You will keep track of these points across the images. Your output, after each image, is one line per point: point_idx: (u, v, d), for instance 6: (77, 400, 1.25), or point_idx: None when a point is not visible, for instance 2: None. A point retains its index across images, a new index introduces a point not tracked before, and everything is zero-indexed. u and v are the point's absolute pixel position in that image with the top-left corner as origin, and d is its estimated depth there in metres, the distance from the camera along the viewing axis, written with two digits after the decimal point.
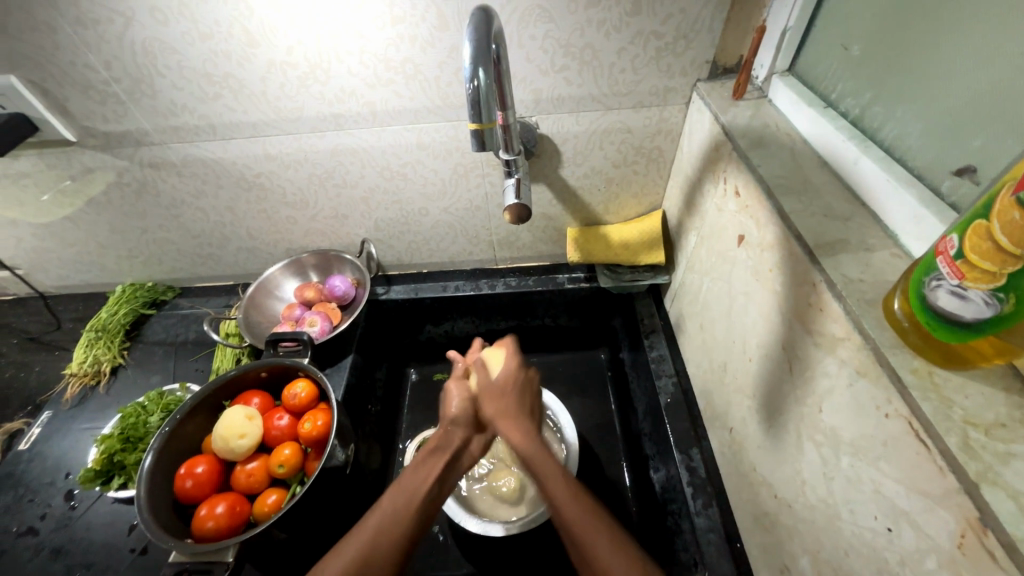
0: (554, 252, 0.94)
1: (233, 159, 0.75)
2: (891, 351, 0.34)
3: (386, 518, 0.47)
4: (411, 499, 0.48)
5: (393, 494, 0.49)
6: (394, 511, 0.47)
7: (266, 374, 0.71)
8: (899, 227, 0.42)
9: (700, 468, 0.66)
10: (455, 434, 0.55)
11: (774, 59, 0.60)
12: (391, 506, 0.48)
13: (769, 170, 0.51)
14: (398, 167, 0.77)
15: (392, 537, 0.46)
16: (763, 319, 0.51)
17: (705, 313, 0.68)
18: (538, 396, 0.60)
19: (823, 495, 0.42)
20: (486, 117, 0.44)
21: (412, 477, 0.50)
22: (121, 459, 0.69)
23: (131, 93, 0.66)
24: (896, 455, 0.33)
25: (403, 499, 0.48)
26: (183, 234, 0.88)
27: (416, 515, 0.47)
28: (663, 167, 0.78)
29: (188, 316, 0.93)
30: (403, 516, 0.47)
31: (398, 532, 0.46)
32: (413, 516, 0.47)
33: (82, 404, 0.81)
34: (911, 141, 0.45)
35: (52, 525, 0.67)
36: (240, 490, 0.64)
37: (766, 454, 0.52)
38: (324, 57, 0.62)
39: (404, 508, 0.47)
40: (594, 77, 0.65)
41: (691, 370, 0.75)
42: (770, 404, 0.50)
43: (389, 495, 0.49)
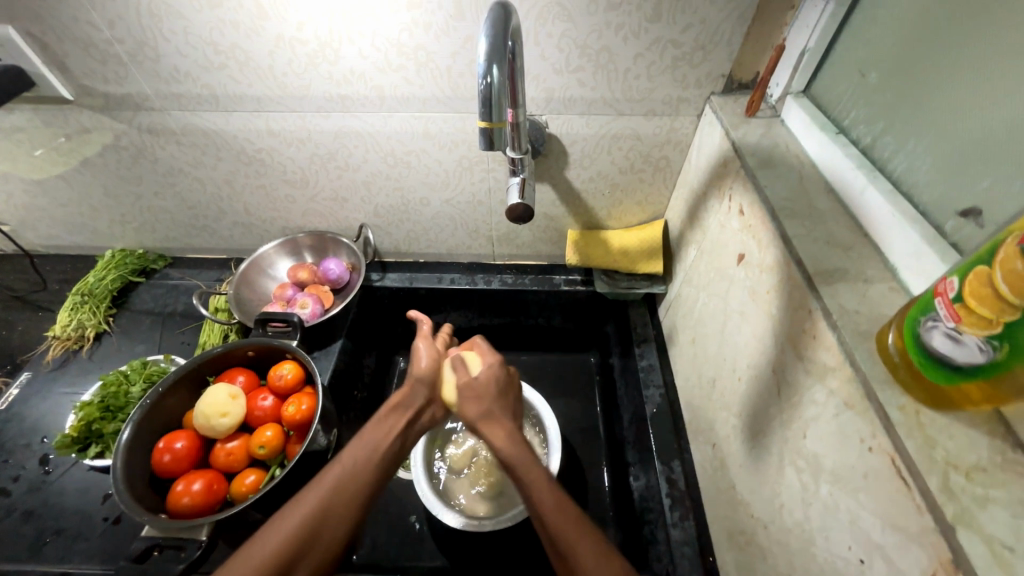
0: (552, 253, 0.94)
1: (235, 132, 0.73)
2: (881, 387, 0.34)
3: (347, 470, 0.48)
4: (373, 454, 0.50)
5: (354, 446, 0.50)
6: (358, 461, 0.48)
7: (252, 353, 0.70)
8: (899, 261, 0.42)
9: (680, 480, 0.66)
10: (420, 394, 0.58)
11: (791, 79, 0.59)
12: (353, 459, 0.49)
13: (775, 192, 0.51)
14: (403, 155, 0.76)
15: (354, 485, 0.47)
16: (756, 340, 0.51)
17: (698, 327, 0.68)
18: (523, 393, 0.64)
19: (799, 519, 0.42)
20: (496, 115, 0.43)
21: (378, 431, 0.52)
22: (99, 428, 0.68)
23: (134, 55, 0.64)
24: (876, 489, 0.33)
25: (366, 452, 0.50)
26: (178, 204, 0.86)
27: (378, 468, 0.49)
28: (669, 177, 0.78)
29: (177, 287, 0.92)
30: (365, 469, 0.48)
31: (360, 482, 0.47)
32: (375, 469, 0.49)
33: (63, 368, 0.80)
34: (920, 176, 0.45)
35: (25, 488, 0.67)
36: (219, 468, 0.63)
37: (746, 473, 0.52)
38: (335, 37, 0.61)
39: (367, 459, 0.49)
40: (608, 81, 0.64)
41: (679, 382, 0.75)
42: (755, 424, 0.51)
43: (351, 448, 0.50)
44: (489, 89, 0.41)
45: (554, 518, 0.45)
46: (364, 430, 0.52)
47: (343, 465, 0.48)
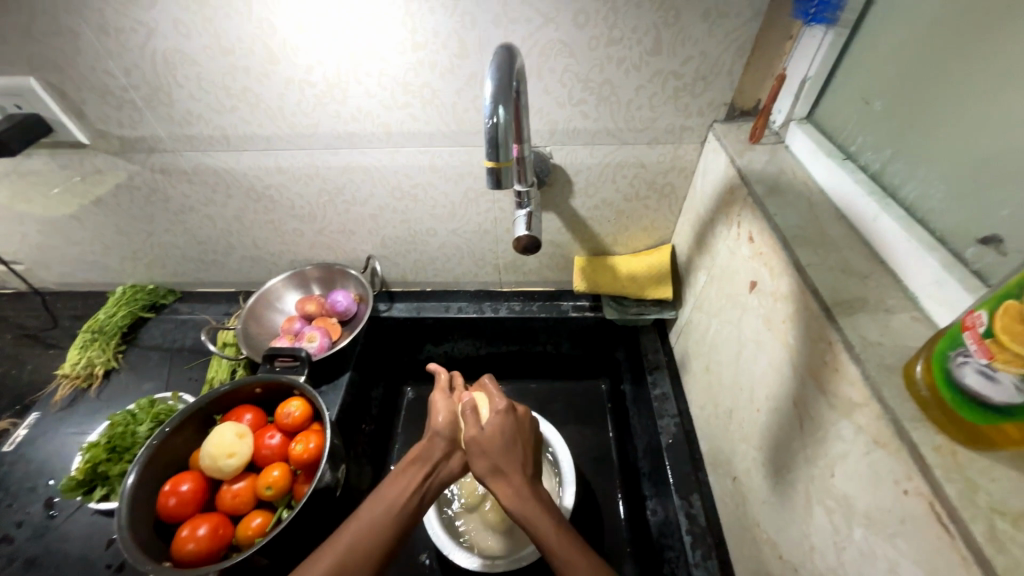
0: (560, 279, 0.93)
1: (245, 170, 0.75)
2: (912, 425, 0.32)
3: (364, 530, 0.49)
4: (390, 512, 0.50)
5: (371, 505, 0.51)
6: (376, 521, 0.49)
7: (260, 389, 0.69)
8: (919, 290, 0.41)
9: (700, 515, 0.64)
10: (437, 449, 0.57)
11: (793, 106, 0.60)
12: (371, 517, 0.50)
13: (785, 219, 0.50)
14: (409, 188, 0.76)
15: (370, 543, 0.48)
16: (773, 370, 0.50)
17: (712, 355, 0.67)
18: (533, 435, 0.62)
19: (831, 564, 0.40)
20: (503, 155, 0.43)
21: (396, 489, 0.53)
22: (104, 470, 0.67)
23: (148, 100, 0.66)
24: (915, 535, 0.31)
25: (383, 509, 0.50)
26: (188, 240, 0.88)
27: (394, 527, 0.50)
28: (675, 203, 0.78)
29: (186, 322, 0.92)
30: (382, 529, 0.49)
31: (376, 540, 0.48)
32: (390, 530, 0.49)
33: (72, 407, 0.80)
34: (934, 202, 0.44)
35: (28, 534, 0.65)
36: (224, 510, 0.61)
37: (771, 510, 0.50)
38: (342, 78, 0.63)
39: (384, 517, 0.50)
40: (611, 112, 0.65)
41: (694, 411, 0.73)
42: (778, 459, 0.49)
43: (368, 507, 0.51)
44: (495, 129, 0.41)
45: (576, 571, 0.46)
46: (381, 487, 0.53)
47: (359, 525, 0.49)
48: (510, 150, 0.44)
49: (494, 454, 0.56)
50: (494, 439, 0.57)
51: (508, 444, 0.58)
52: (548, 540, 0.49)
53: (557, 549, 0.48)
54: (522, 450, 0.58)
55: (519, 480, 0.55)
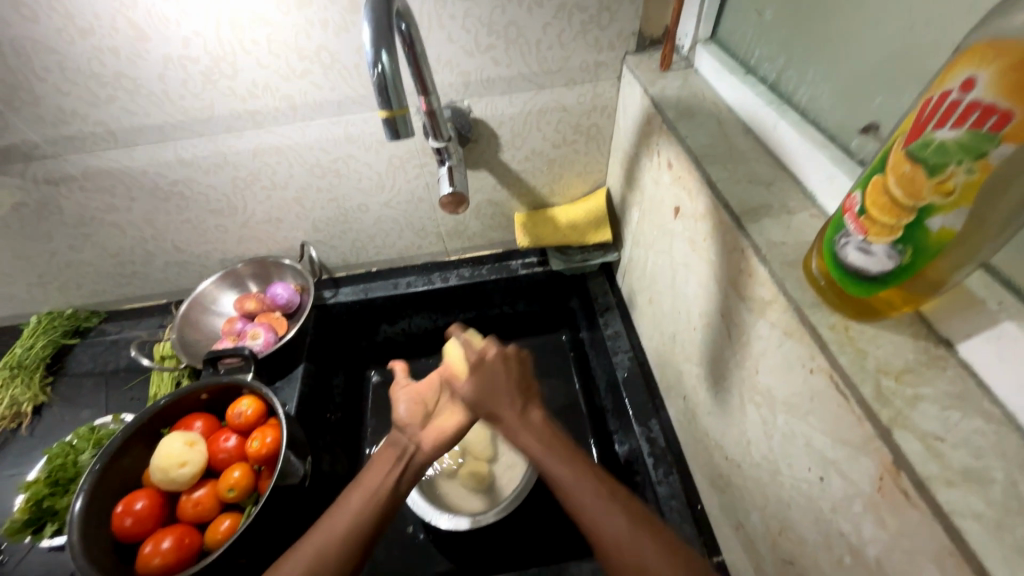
0: (504, 239, 0.93)
1: (144, 168, 0.69)
2: (811, 310, 0.35)
3: (345, 515, 0.48)
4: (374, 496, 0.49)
5: (351, 495, 0.49)
6: (358, 509, 0.48)
7: (206, 395, 0.66)
8: (816, 188, 0.43)
9: (660, 437, 0.68)
10: (405, 434, 0.56)
11: (696, 28, 0.60)
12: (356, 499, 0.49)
13: (696, 140, 0.51)
14: (329, 164, 0.73)
15: (350, 533, 0.46)
16: (702, 289, 0.52)
17: (652, 287, 0.69)
18: (525, 368, 0.56)
19: (765, 452, 0.43)
20: (396, 101, 0.40)
21: (374, 473, 0.51)
22: (51, 504, 0.63)
23: (8, 101, 0.59)
24: (822, 409, 0.34)
25: (362, 496, 0.49)
26: (99, 254, 0.81)
27: (380, 505, 0.49)
28: (603, 144, 0.78)
29: (117, 342, 0.86)
30: (366, 509, 0.48)
31: (357, 528, 0.47)
32: (370, 512, 0.48)
33: (3, 450, 0.75)
34: (823, 103, 0.46)
35: None
36: (188, 520, 0.60)
37: (715, 418, 0.54)
38: (227, 49, 0.57)
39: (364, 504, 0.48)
40: (521, 55, 0.63)
41: (645, 343, 0.76)
42: (715, 370, 0.52)
43: (346, 497, 0.49)
44: (382, 78, 0.39)
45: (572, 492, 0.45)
46: (358, 477, 0.51)
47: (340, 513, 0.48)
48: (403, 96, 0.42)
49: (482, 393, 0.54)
50: (477, 382, 0.54)
51: (495, 383, 0.54)
52: (547, 464, 0.47)
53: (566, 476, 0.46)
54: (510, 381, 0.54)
55: (513, 418, 0.51)
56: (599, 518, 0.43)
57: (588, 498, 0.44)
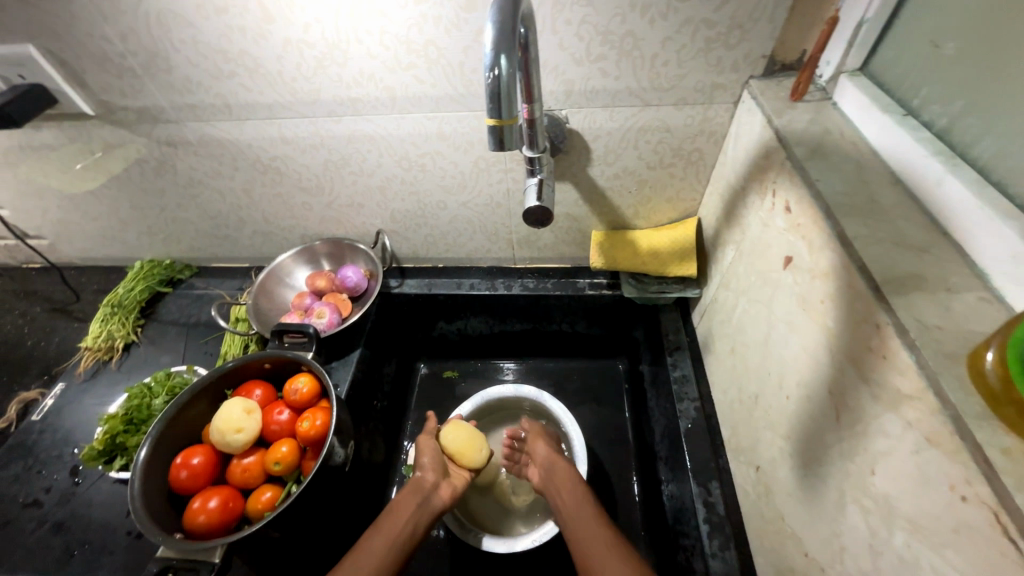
0: (576, 255, 0.89)
1: (249, 141, 0.72)
2: (977, 423, 0.28)
3: (370, 558, 0.51)
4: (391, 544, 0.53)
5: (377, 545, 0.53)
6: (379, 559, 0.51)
7: (269, 365, 0.69)
8: (991, 266, 0.35)
9: (720, 504, 0.61)
10: (426, 481, 0.61)
11: (844, 57, 0.52)
12: (372, 549, 0.52)
13: (830, 185, 0.44)
14: (416, 157, 0.73)
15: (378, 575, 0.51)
16: (808, 356, 0.45)
17: (739, 337, 0.62)
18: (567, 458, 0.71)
19: (867, 569, 0.36)
20: (507, 111, 0.38)
21: (394, 518, 0.56)
22: (123, 441, 0.68)
23: (148, 67, 0.63)
24: (973, 550, 0.27)
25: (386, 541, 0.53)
26: (199, 214, 0.87)
27: (397, 552, 0.53)
28: (702, 171, 0.72)
29: (201, 297, 0.93)
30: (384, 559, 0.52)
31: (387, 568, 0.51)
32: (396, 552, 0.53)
33: (95, 378, 0.82)
34: (1012, 162, 0.38)
35: (56, 499, 0.67)
36: (235, 484, 0.62)
37: (799, 505, 0.47)
38: (342, 37, 0.58)
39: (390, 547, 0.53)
40: (633, 68, 0.59)
41: (716, 395, 0.69)
42: (807, 450, 0.45)
43: (370, 540, 0.54)
44: (496, 83, 0.36)
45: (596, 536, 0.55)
46: (379, 521, 0.56)
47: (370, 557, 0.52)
48: (515, 106, 0.39)
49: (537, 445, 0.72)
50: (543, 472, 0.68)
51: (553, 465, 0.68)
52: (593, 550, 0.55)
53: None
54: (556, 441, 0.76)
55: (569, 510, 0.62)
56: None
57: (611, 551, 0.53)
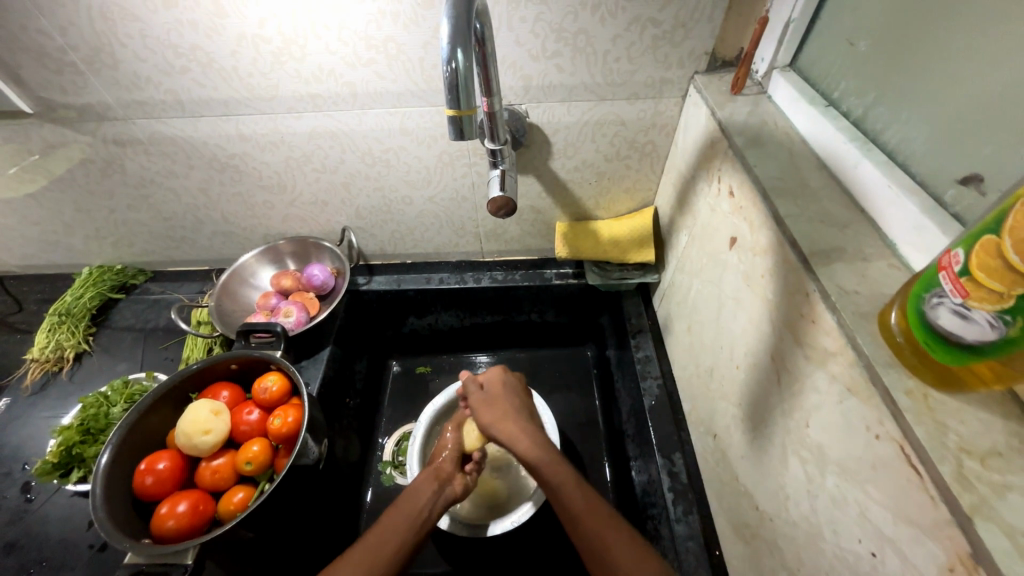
0: (542, 247, 0.92)
1: (205, 139, 0.71)
2: (886, 371, 0.32)
3: (392, 532, 0.53)
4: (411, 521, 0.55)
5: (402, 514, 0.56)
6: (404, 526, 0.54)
7: (236, 365, 0.68)
8: (899, 237, 0.40)
9: (683, 473, 0.65)
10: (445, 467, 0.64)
11: (776, 53, 0.57)
12: (393, 524, 0.54)
13: (766, 170, 0.48)
14: (380, 153, 0.73)
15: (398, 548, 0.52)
16: (752, 327, 0.50)
17: (694, 316, 0.67)
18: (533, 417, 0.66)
19: (805, 512, 0.41)
20: (465, 102, 0.39)
21: (416, 498, 0.58)
22: (80, 452, 0.65)
23: (91, 63, 0.61)
24: (885, 480, 0.31)
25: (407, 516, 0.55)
26: (153, 216, 0.84)
27: (419, 528, 0.55)
28: (656, 162, 0.76)
29: (159, 302, 0.90)
30: (406, 533, 0.53)
31: (406, 541, 0.53)
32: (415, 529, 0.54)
33: (43, 391, 0.78)
34: (915, 146, 0.43)
35: (5, 519, 0.64)
36: (205, 487, 0.61)
37: (750, 464, 0.51)
38: (299, 33, 0.58)
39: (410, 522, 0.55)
40: (587, 64, 0.62)
41: (677, 372, 0.74)
42: (755, 413, 0.49)
43: (390, 514, 0.55)
44: (454, 76, 0.38)
45: (589, 525, 0.50)
46: (399, 498, 0.58)
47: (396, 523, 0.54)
48: (473, 97, 0.41)
49: (496, 418, 0.64)
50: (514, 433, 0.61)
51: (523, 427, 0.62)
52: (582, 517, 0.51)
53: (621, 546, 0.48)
54: (518, 399, 0.67)
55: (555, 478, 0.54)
56: (616, 552, 0.48)
57: (605, 529, 0.50)
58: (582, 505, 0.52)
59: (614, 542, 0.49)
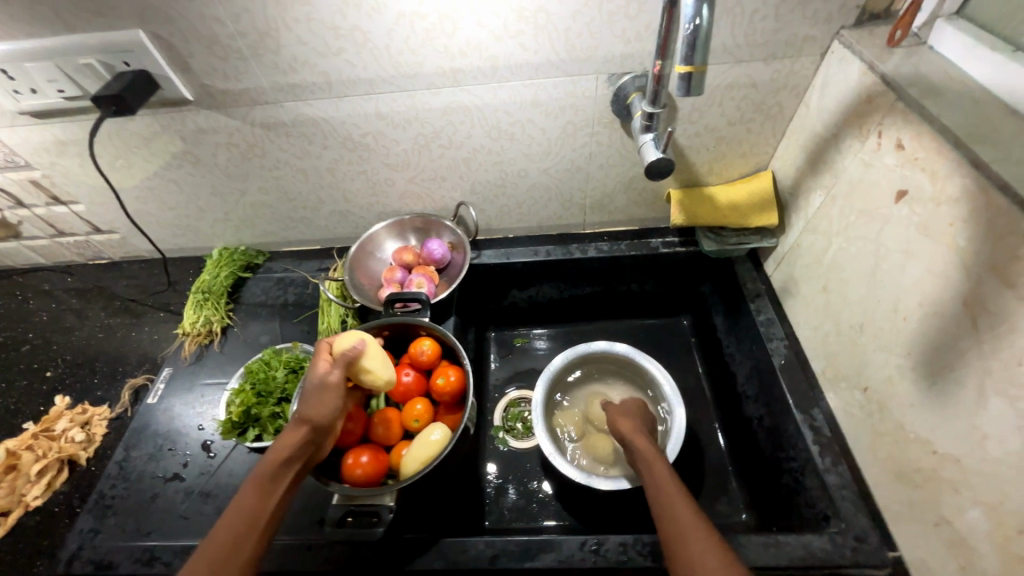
0: (646, 216, 0.93)
1: (344, 119, 0.74)
2: None
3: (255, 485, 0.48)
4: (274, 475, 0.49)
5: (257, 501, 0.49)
6: (262, 478, 0.49)
7: (388, 332, 0.72)
8: None
9: (824, 428, 0.67)
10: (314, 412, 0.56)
11: (942, 1, 0.56)
12: (256, 479, 0.49)
13: (952, 119, 0.49)
14: (507, 126, 0.75)
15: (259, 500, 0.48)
16: (930, 278, 0.51)
17: (832, 275, 0.67)
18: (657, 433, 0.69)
19: (1014, 449, 0.42)
20: (701, 58, 0.40)
21: (287, 443, 0.53)
22: (256, 413, 0.71)
23: (255, 48, 0.64)
24: None
25: (274, 465, 0.50)
26: (280, 197, 0.89)
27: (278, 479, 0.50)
28: (780, 125, 0.76)
29: (283, 279, 0.96)
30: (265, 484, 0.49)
31: (265, 494, 0.48)
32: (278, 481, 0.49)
33: (199, 361, 0.85)
34: None
35: (196, 472, 0.71)
36: (378, 441, 0.66)
37: (922, 411, 0.52)
38: (455, 8, 0.60)
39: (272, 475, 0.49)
40: (732, 26, 0.62)
41: (803, 333, 0.75)
42: (932, 359, 0.51)
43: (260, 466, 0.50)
44: (697, 31, 0.39)
45: (668, 498, 0.53)
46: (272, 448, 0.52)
47: (235, 510, 0.47)
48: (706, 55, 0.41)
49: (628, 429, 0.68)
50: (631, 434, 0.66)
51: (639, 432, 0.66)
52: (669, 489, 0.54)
53: (680, 515, 0.50)
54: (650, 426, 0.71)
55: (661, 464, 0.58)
56: (679, 512, 0.51)
57: (677, 500, 0.53)
58: (666, 483, 0.55)
59: (681, 511, 0.51)
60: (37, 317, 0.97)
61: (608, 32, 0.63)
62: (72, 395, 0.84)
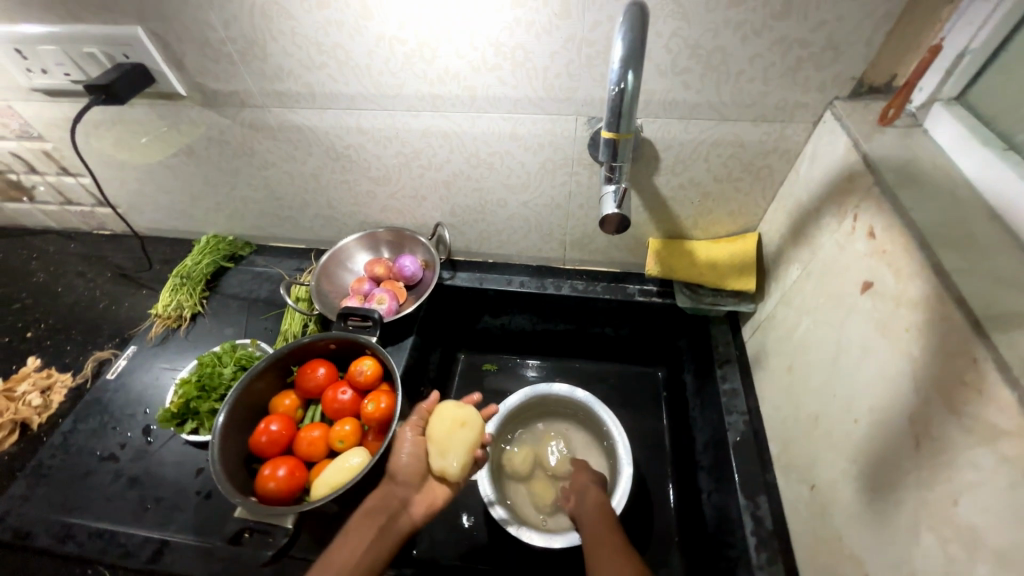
0: (627, 260, 0.90)
1: (327, 129, 0.75)
2: None
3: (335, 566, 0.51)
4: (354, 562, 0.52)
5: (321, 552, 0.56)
6: (346, 562, 0.52)
7: (334, 345, 0.72)
8: None
9: (768, 519, 0.62)
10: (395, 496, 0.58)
11: (942, 85, 0.52)
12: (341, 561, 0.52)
13: (924, 215, 0.45)
14: (485, 155, 0.75)
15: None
16: (883, 382, 0.46)
17: (798, 356, 0.63)
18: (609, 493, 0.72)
19: None
20: (624, 124, 0.44)
21: (362, 528, 0.55)
22: (196, 406, 0.72)
23: (244, 54, 0.66)
24: None
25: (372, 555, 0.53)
26: (267, 194, 0.90)
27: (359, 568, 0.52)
28: (769, 188, 0.72)
29: (262, 274, 0.97)
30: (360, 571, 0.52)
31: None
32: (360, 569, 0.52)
33: (163, 344, 0.87)
34: None
35: (130, 456, 0.72)
36: (301, 455, 0.65)
37: (860, 526, 0.48)
38: (434, 37, 0.60)
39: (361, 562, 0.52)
40: (716, 84, 0.60)
41: (766, 411, 0.70)
42: (875, 471, 0.46)
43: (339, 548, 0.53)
44: (619, 96, 0.42)
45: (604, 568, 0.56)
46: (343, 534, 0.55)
47: None
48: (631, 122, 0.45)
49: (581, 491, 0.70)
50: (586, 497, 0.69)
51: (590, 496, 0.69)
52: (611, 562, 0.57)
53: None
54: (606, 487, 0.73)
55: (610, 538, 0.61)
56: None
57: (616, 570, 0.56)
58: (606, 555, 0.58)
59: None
60: (33, 277, 1.02)
61: (588, 76, 0.62)
62: (43, 358, 0.87)
